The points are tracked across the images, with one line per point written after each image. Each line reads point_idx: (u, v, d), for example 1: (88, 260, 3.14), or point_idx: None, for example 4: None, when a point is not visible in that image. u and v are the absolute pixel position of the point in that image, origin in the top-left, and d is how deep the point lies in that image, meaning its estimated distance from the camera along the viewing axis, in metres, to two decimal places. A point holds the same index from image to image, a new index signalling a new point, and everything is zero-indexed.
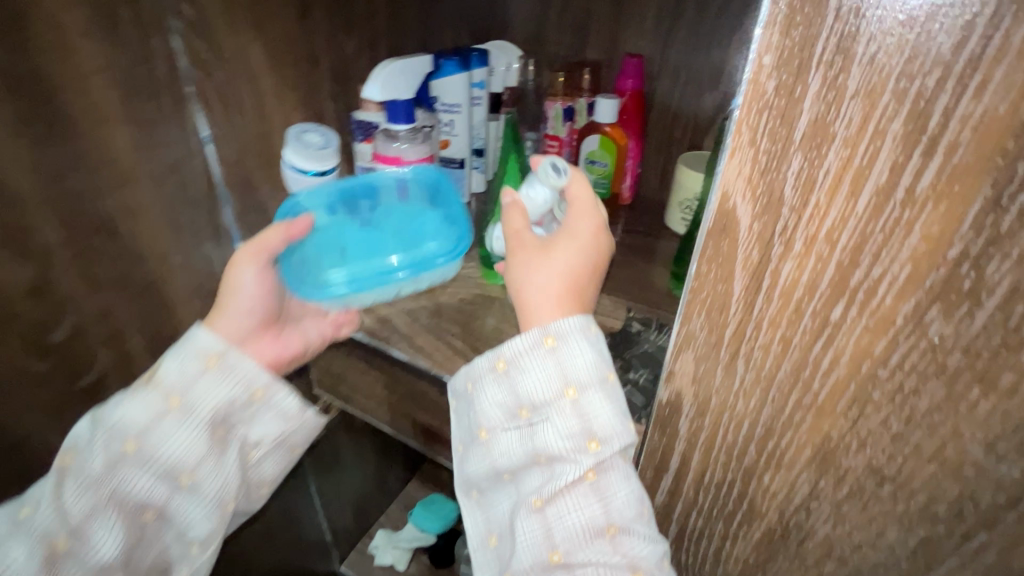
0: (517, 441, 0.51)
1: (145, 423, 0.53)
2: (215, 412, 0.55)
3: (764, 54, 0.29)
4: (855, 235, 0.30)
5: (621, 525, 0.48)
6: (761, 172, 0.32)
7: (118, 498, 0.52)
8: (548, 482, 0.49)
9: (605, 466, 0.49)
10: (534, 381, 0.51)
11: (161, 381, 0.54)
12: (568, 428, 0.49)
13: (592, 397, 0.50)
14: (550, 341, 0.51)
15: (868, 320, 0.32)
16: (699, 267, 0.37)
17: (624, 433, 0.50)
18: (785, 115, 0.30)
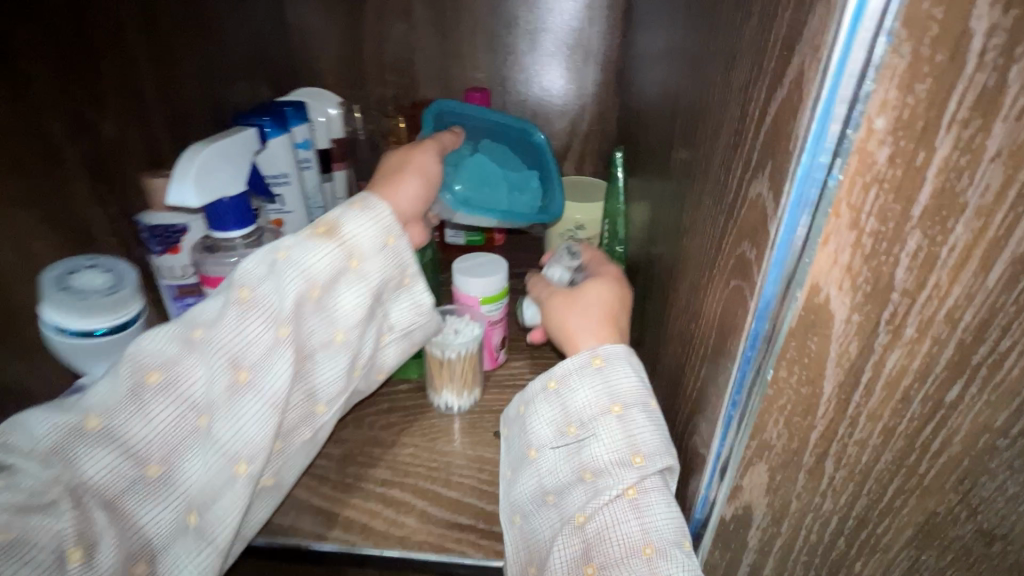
0: (565, 458, 0.43)
1: (280, 304, 0.40)
2: (355, 285, 0.44)
3: (876, 117, 0.22)
4: (982, 311, 0.25)
5: (665, 553, 0.37)
6: (866, 257, 0.25)
7: (190, 410, 0.37)
8: (593, 498, 0.40)
9: (652, 486, 0.40)
10: (581, 399, 0.44)
11: (320, 238, 0.43)
12: (615, 444, 0.41)
13: (640, 417, 0.42)
14: (598, 362, 0.44)
15: (989, 395, 0.27)
16: (776, 372, 0.29)
17: (669, 452, 0.41)
18: (904, 188, 0.23)
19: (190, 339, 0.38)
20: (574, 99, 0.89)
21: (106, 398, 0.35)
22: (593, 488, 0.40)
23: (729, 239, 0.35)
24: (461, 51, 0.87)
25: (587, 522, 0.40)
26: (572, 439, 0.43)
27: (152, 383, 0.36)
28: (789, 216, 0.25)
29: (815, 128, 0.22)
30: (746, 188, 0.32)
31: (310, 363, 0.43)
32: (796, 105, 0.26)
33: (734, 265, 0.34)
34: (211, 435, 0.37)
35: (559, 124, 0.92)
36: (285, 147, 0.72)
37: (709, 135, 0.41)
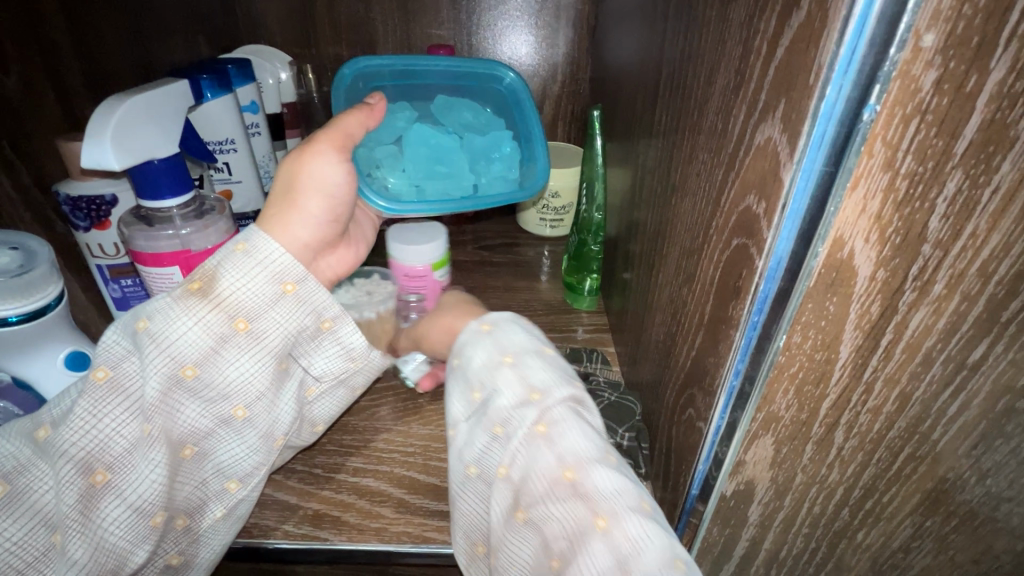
0: (474, 430, 0.40)
1: (152, 374, 0.34)
2: (255, 340, 0.37)
3: (925, 32, 0.18)
4: (1019, 262, 0.23)
5: (586, 473, 0.35)
6: (898, 204, 0.22)
7: (77, 474, 0.32)
8: (512, 453, 0.37)
9: (563, 419, 0.38)
10: (472, 359, 0.43)
11: (207, 274, 0.36)
12: (512, 391, 0.40)
13: (537, 362, 0.42)
14: (486, 328, 0.44)
15: (1015, 355, 0.25)
16: (789, 338, 0.27)
17: (569, 383, 0.40)
18: (949, 121, 0.20)
19: (91, 387, 0.34)
20: (545, 59, 0.84)
21: (9, 458, 0.33)
22: (500, 438, 0.38)
23: (729, 195, 0.32)
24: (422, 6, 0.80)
25: (509, 473, 0.37)
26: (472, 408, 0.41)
27: (46, 440, 0.33)
28: (808, 159, 0.22)
29: (845, 55, 0.19)
30: (752, 135, 0.29)
31: (207, 443, 0.36)
32: (819, 29, 0.22)
33: (737, 223, 0.31)
34: (105, 499, 0.33)
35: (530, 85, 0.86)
36: (230, 108, 0.66)
37: (701, 83, 0.37)
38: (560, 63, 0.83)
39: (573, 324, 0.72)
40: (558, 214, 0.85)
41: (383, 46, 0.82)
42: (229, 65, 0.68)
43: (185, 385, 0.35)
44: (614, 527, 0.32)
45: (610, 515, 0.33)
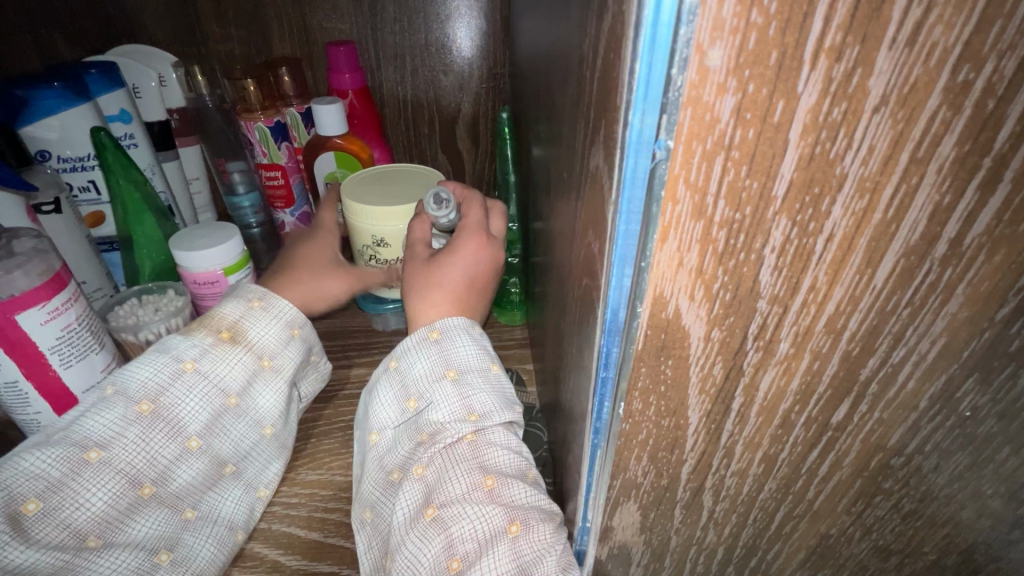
0: (403, 436, 0.40)
1: (195, 405, 0.36)
2: (273, 384, 0.39)
3: (709, 48, 0.14)
4: (871, 318, 0.19)
5: (432, 467, 0.36)
6: (721, 255, 0.17)
7: (127, 484, 0.32)
8: (385, 452, 0.40)
9: (446, 423, 0.38)
10: (417, 369, 0.41)
11: (218, 323, 0.38)
12: (393, 395, 0.42)
13: (475, 379, 0.39)
14: (433, 335, 0.41)
15: (882, 414, 0.22)
16: (628, 406, 0.22)
17: (507, 406, 0.38)
18: (758, 158, 0.15)
19: (135, 418, 0.34)
20: (479, 47, 0.68)
21: (42, 470, 0.31)
22: (431, 443, 0.37)
23: (580, 227, 0.27)
24: None
25: (425, 474, 0.36)
26: (365, 408, 0.44)
27: (100, 457, 0.32)
28: (623, 204, 0.17)
29: (641, 73, 0.14)
30: (588, 163, 0.24)
31: (118, 454, 0.33)
32: (620, 36, 0.18)
33: (584, 260, 0.26)
34: (151, 509, 0.33)
35: (469, 45, 0.68)
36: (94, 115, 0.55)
37: (562, 90, 0.32)
38: (479, 58, 0.69)
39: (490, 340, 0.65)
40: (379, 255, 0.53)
41: (279, 43, 0.67)
42: (91, 70, 0.57)
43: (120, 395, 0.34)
44: (524, 535, 0.32)
45: (522, 522, 0.33)
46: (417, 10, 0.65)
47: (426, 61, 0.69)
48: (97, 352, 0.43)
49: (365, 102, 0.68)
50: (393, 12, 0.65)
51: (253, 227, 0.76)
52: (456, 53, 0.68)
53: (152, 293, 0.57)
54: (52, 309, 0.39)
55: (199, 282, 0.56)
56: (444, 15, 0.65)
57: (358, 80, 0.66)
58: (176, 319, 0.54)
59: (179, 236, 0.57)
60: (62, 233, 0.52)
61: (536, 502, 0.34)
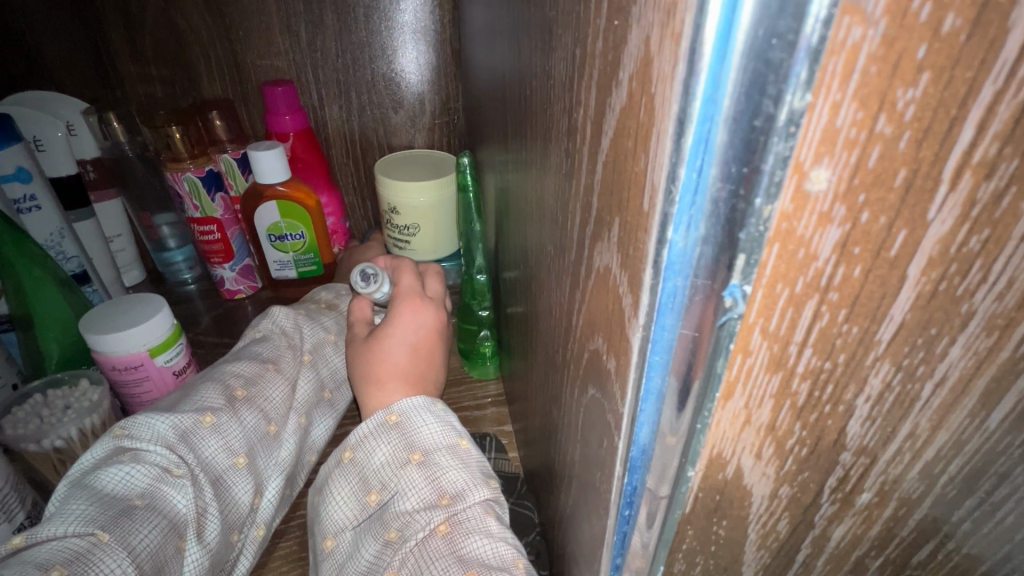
0: (365, 538, 0.33)
1: (274, 390, 0.37)
2: (318, 382, 0.41)
3: (812, 167, 0.09)
4: (975, 460, 0.15)
5: (404, 573, 0.30)
6: (800, 408, 0.13)
7: (236, 446, 0.34)
8: (344, 562, 0.33)
9: (415, 514, 0.32)
10: (378, 453, 0.36)
11: (283, 336, 0.41)
12: (350, 491, 0.36)
13: (443, 459, 0.34)
14: (391, 418, 0.36)
15: (971, 548, 0.18)
16: (669, 568, 0.18)
17: (482, 482, 0.33)
18: (864, 297, 0.11)
19: (232, 399, 0.35)
20: (431, 82, 0.63)
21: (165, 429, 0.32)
22: (399, 541, 0.31)
23: (579, 323, 0.22)
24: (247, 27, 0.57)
25: None
26: (316, 509, 0.37)
27: (213, 423, 0.33)
28: (656, 330, 0.12)
29: (686, 179, 0.10)
30: (590, 254, 0.20)
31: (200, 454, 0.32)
32: (644, 123, 0.13)
33: (589, 364, 0.22)
34: (250, 475, 0.34)
35: (420, 80, 0.63)
36: None
37: (539, 150, 0.28)
38: (431, 94, 0.64)
39: (463, 400, 0.59)
40: (397, 226, 0.64)
41: (207, 83, 0.60)
42: None
43: (192, 406, 0.34)
44: None
45: None
46: (361, 45, 0.59)
47: (374, 99, 0.63)
48: None
49: (308, 145, 0.62)
50: (335, 48, 0.59)
51: (189, 282, 0.68)
52: (405, 88, 0.63)
53: (62, 386, 0.48)
54: None
55: (118, 368, 0.48)
56: (391, 49, 0.60)
57: (300, 122, 0.60)
58: (90, 417, 0.45)
59: (91, 314, 0.49)
60: None
61: None
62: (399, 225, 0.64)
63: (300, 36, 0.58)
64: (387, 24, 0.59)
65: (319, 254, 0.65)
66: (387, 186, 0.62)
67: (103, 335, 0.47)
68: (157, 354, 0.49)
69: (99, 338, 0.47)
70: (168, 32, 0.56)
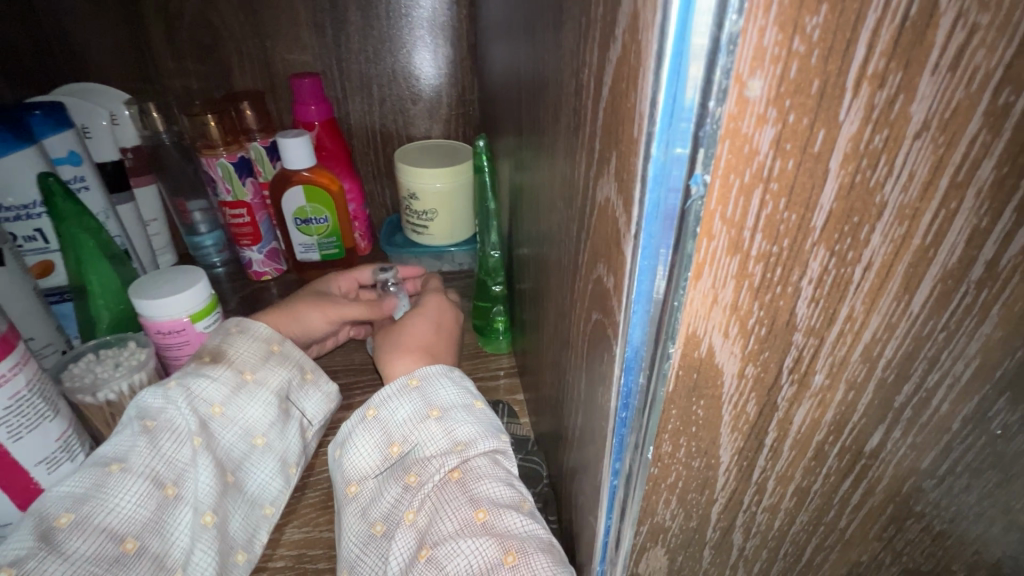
0: (386, 483, 0.37)
1: (188, 414, 0.36)
2: (259, 398, 0.39)
3: (749, 78, 0.13)
4: (906, 344, 0.18)
5: (424, 512, 0.34)
6: (757, 289, 0.17)
7: (150, 488, 0.33)
8: (367, 503, 0.37)
9: (431, 462, 0.36)
10: (398, 411, 0.39)
11: (218, 356, 0.39)
12: (372, 443, 0.39)
13: (459, 415, 0.38)
14: (413, 380, 0.39)
15: (915, 438, 0.21)
16: (658, 449, 0.21)
17: (491, 435, 0.37)
18: (798, 187, 0.15)
19: (141, 437, 0.34)
20: (448, 75, 0.67)
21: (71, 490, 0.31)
22: (418, 485, 0.35)
23: (584, 260, 0.26)
24: (278, 23, 0.61)
25: (416, 519, 0.34)
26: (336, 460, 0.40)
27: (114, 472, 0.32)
28: (647, 228, 0.15)
29: (665, 102, 0.13)
30: (593, 194, 0.23)
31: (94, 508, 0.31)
32: (634, 66, 0.17)
33: (592, 294, 0.25)
34: (178, 510, 0.33)
35: (437, 73, 0.67)
36: (39, 158, 0.50)
37: (550, 119, 0.32)
38: (448, 86, 0.68)
39: (477, 372, 0.63)
40: (417, 210, 0.68)
41: (239, 76, 0.64)
42: (35, 111, 0.52)
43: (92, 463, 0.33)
44: (522, 563, 0.30)
45: (519, 550, 0.30)
46: (383, 39, 0.63)
47: (394, 90, 0.67)
48: (49, 421, 0.36)
49: (332, 135, 0.65)
50: (359, 42, 0.63)
51: (217, 265, 0.73)
52: (423, 82, 0.67)
53: (111, 347, 0.52)
54: None
55: (163, 332, 0.52)
56: (411, 43, 0.64)
57: (325, 112, 0.64)
58: (138, 373, 0.49)
59: (139, 282, 0.53)
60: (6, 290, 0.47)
61: (532, 531, 0.32)
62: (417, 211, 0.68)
63: (327, 31, 0.62)
64: (408, 20, 0.63)
65: (341, 238, 0.69)
66: (408, 175, 0.66)
67: (148, 302, 0.51)
68: (196, 321, 0.53)
69: (144, 305, 0.51)
70: (206, 28, 0.61)
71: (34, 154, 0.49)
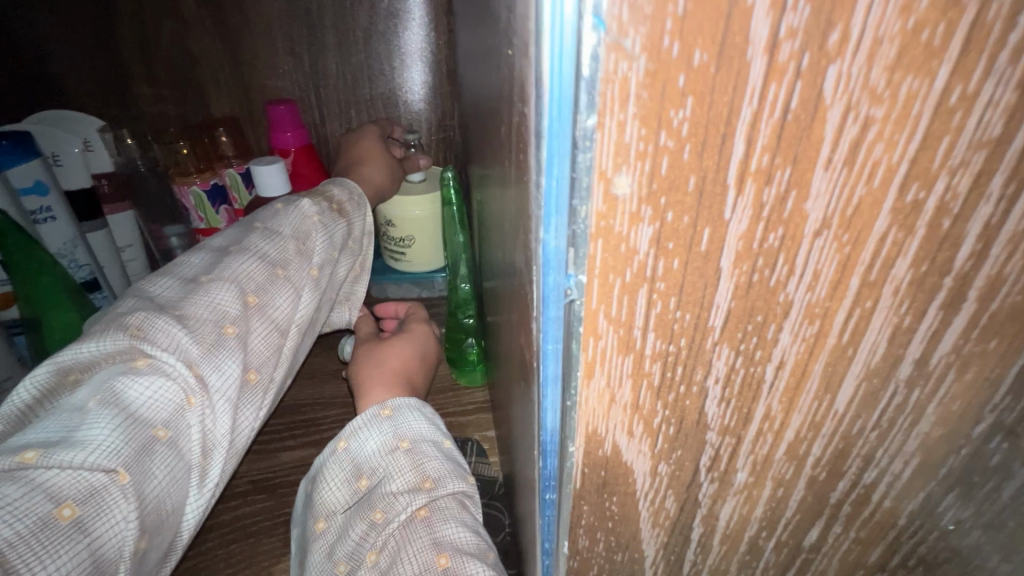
0: (351, 521, 0.34)
1: (190, 342, 0.26)
2: (299, 291, 0.32)
3: (614, 174, 0.11)
4: (835, 442, 0.16)
5: (386, 553, 0.31)
6: (657, 388, 0.15)
7: (133, 437, 0.23)
8: (332, 541, 0.34)
9: (398, 496, 0.33)
10: (369, 441, 0.37)
11: (262, 234, 0.32)
12: (343, 477, 0.37)
13: (429, 449, 0.36)
14: (384, 411, 0.38)
15: (858, 533, 0.19)
16: (574, 543, 0.19)
17: (459, 474, 0.34)
18: (687, 285, 0.13)
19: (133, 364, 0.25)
20: (428, 100, 0.66)
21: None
22: (382, 522, 0.32)
23: (514, 320, 0.24)
24: (257, 46, 0.59)
25: (376, 561, 0.31)
26: (307, 495, 0.38)
27: (93, 410, 0.23)
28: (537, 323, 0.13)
29: (547, 187, 0.11)
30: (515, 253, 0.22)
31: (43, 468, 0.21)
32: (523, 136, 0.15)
33: (520, 359, 0.23)
34: (159, 465, 0.24)
35: (420, 99, 0.65)
36: None
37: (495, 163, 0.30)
38: (427, 112, 0.67)
39: (448, 406, 0.60)
40: (395, 241, 0.67)
41: (215, 100, 0.62)
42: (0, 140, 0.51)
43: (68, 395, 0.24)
44: None
45: None
46: (359, 64, 0.62)
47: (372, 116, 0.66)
48: None
49: (309, 160, 0.63)
50: (335, 67, 0.62)
51: None
52: (405, 108, 0.66)
53: None
54: None
55: None
56: (388, 68, 0.62)
57: (301, 138, 0.62)
58: None
59: None
60: None
61: None
62: (394, 239, 0.67)
63: (302, 56, 0.60)
64: (385, 45, 0.61)
65: None
66: (387, 201, 0.64)
67: None
68: None
69: None
70: (182, 55, 0.59)
71: None
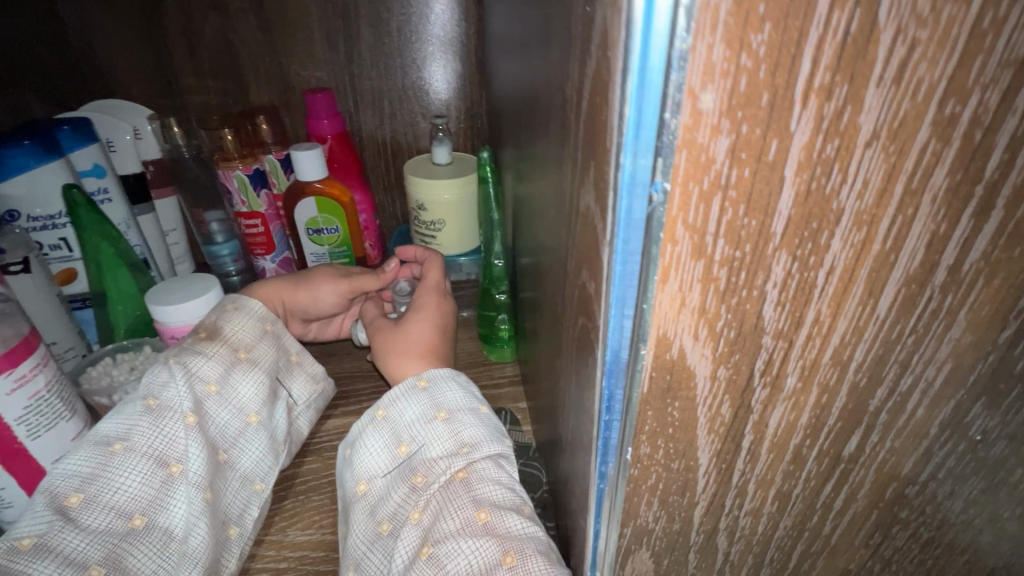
0: (393, 483, 0.36)
1: (186, 394, 0.36)
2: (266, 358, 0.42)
3: (700, 92, 0.14)
4: (876, 347, 0.18)
5: (429, 512, 0.33)
6: (723, 292, 0.17)
7: (153, 466, 0.33)
8: (375, 501, 0.36)
9: (437, 461, 0.35)
10: (406, 409, 0.38)
11: (209, 334, 0.39)
12: (383, 443, 0.38)
13: (465, 417, 0.37)
14: (421, 382, 0.39)
15: (894, 442, 0.21)
16: (637, 450, 0.21)
17: (496, 437, 0.36)
18: (756, 192, 0.15)
19: (146, 416, 0.34)
20: (456, 90, 0.67)
21: (75, 470, 0.32)
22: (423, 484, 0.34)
23: (572, 265, 0.26)
24: (290, 39, 0.61)
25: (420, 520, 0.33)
26: (345, 459, 0.40)
27: (124, 452, 0.33)
28: (622, 233, 0.16)
29: (631, 116, 0.14)
30: (578, 199, 0.24)
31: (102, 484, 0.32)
32: (604, 77, 0.18)
33: (579, 301, 0.26)
34: (178, 488, 0.34)
35: (446, 87, 0.67)
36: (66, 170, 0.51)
37: (545, 131, 0.32)
38: (455, 100, 0.68)
39: (481, 380, 0.63)
40: (427, 223, 0.69)
41: (256, 91, 0.63)
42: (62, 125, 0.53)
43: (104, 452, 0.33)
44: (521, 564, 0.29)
45: (518, 552, 0.29)
46: (392, 54, 0.63)
47: (405, 105, 0.67)
48: (66, 420, 0.37)
49: (344, 147, 0.65)
50: (367, 57, 0.63)
51: (234, 274, 0.70)
52: (433, 96, 0.67)
53: (128, 351, 0.53)
54: (17, 377, 0.34)
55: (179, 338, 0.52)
56: (419, 60, 0.64)
57: (338, 126, 0.64)
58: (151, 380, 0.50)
59: (155, 288, 0.54)
60: (32, 296, 0.48)
61: (534, 534, 0.31)
62: (426, 222, 0.69)
63: (337, 48, 0.62)
64: (418, 35, 0.63)
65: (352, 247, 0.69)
66: (419, 186, 0.66)
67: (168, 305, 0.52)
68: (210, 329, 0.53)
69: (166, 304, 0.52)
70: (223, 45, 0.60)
71: (62, 166, 0.50)
